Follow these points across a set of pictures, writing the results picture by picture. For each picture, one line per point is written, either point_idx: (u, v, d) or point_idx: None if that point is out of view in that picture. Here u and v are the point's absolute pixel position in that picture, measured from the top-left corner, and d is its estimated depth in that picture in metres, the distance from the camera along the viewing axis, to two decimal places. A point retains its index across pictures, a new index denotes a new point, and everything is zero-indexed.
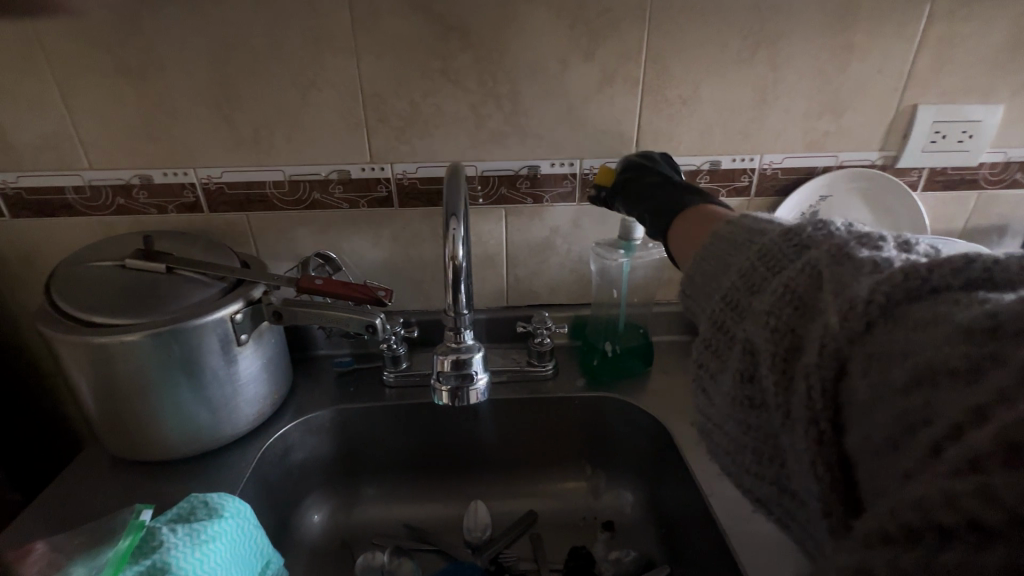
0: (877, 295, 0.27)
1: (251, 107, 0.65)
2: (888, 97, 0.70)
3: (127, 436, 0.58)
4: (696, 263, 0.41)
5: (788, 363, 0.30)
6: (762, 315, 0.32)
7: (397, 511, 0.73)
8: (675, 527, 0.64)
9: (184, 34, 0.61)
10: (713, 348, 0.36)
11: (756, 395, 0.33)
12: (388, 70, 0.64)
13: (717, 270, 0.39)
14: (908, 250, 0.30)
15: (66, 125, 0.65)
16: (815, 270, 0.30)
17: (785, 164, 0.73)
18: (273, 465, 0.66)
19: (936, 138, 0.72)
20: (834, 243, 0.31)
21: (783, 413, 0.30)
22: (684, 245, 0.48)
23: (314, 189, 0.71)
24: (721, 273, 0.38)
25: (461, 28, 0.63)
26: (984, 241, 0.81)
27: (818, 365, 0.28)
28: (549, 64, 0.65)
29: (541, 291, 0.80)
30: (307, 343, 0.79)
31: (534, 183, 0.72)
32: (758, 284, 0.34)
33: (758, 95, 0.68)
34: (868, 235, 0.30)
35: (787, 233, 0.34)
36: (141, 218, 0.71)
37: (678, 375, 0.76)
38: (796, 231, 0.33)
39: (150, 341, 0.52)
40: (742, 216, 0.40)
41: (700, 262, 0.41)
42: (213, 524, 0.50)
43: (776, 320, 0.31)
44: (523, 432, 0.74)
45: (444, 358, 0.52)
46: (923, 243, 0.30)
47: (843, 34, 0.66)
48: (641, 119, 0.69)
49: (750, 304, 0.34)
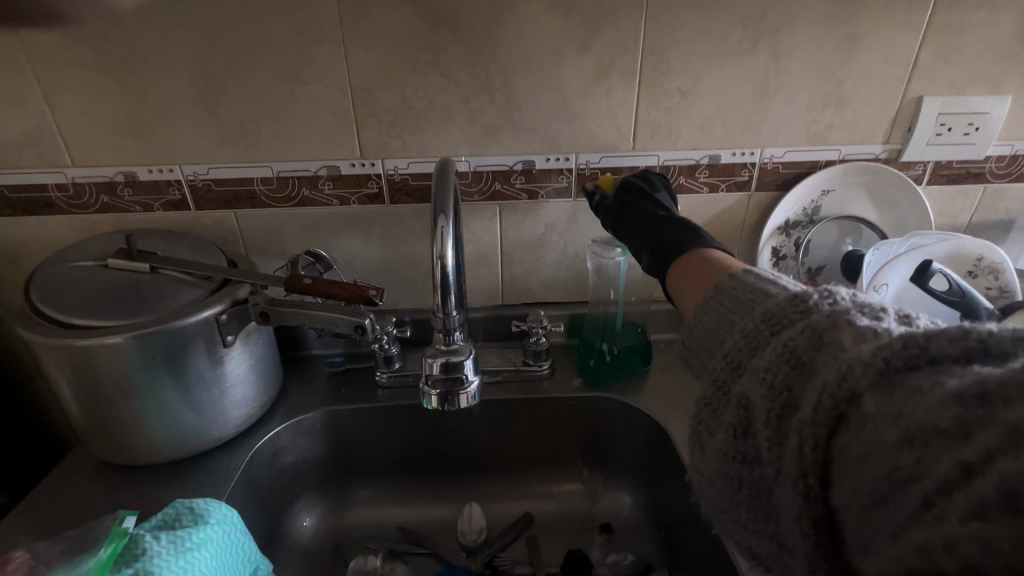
0: (875, 360, 0.26)
1: (237, 102, 0.64)
2: (893, 88, 0.68)
3: (112, 440, 0.56)
4: (696, 317, 0.40)
5: (782, 409, 0.29)
6: (758, 370, 0.31)
7: (390, 514, 0.72)
8: (673, 530, 0.63)
9: (166, 26, 0.60)
10: (711, 404, 0.35)
11: (747, 451, 0.32)
12: (378, 63, 0.63)
13: (717, 329, 0.38)
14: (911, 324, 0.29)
15: (47, 121, 0.63)
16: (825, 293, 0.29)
17: (786, 158, 0.71)
18: (263, 469, 0.64)
19: (942, 131, 0.70)
20: (836, 310, 0.30)
21: (774, 468, 0.29)
22: (683, 290, 0.47)
23: (304, 186, 0.69)
24: (721, 330, 0.37)
25: (453, 20, 0.61)
26: (990, 237, 0.79)
27: (812, 422, 0.27)
28: (544, 56, 0.63)
29: (536, 289, 0.79)
30: (298, 343, 0.77)
31: (529, 179, 0.70)
32: (757, 345, 0.33)
33: (759, 87, 0.66)
34: (870, 305, 0.30)
35: (792, 295, 0.33)
36: (127, 216, 0.69)
37: (677, 374, 0.74)
38: (802, 294, 0.33)
39: (133, 343, 0.51)
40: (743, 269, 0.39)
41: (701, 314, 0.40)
42: (198, 531, 0.49)
43: (774, 376, 0.30)
44: (519, 433, 0.73)
45: (434, 361, 0.51)
46: (924, 318, 0.29)
47: (847, 23, 0.64)
48: (638, 113, 0.67)
49: (749, 355, 0.32)
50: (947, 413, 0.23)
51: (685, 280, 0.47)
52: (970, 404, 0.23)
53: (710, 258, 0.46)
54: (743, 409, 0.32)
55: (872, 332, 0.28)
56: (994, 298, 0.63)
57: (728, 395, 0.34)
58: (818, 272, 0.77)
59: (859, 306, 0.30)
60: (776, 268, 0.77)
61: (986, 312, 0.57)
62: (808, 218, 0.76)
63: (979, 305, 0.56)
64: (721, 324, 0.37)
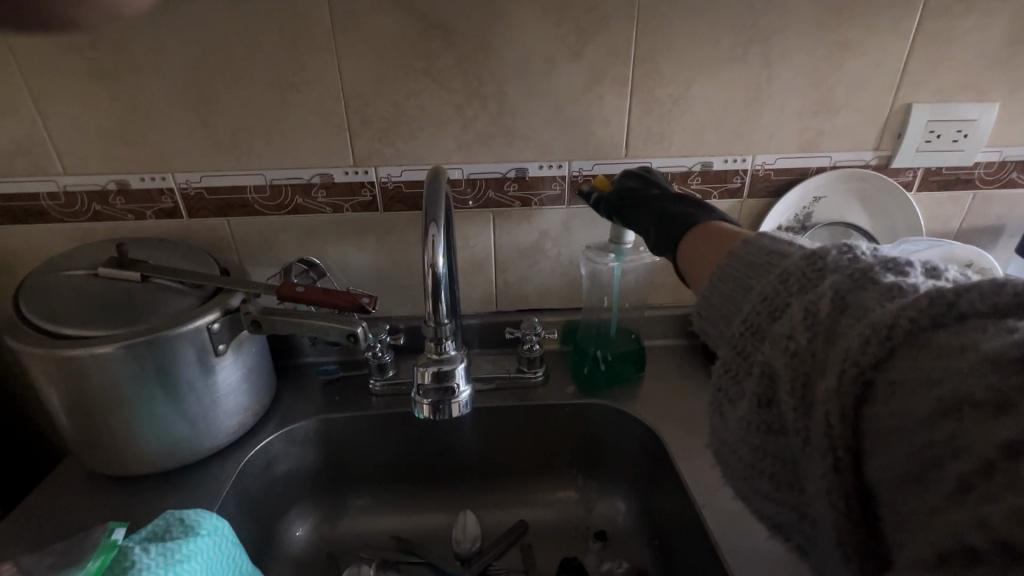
0: (901, 320, 0.26)
1: (230, 109, 0.64)
2: (882, 95, 0.68)
3: (102, 451, 0.56)
4: (711, 286, 0.40)
5: None
6: (781, 339, 0.31)
7: (384, 523, 0.72)
8: (667, 537, 0.63)
9: (158, 35, 0.60)
10: (732, 373, 0.35)
11: (774, 421, 0.32)
12: (371, 71, 0.63)
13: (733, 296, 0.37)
14: (936, 276, 0.28)
15: (38, 129, 0.63)
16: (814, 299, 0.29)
17: (778, 165, 0.72)
18: (255, 478, 0.64)
19: (932, 137, 0.71)
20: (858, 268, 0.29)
21: (803, 438, 0.29)
22: (694, 263, 0.47)
23: (297, 194, 0.69)
24: (739, 296, 0.37)
25: (446, 28, 0.61)
26: (980, 242, 0.80)
27: (837, 391, 0.27)
28: (537, 63, 0.64)
29: (530, 295, 0.79)
30: (292, 351, 0.77)
31: (522, 186, 0.70)
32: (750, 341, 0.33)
33: (750, 94, 0.67)
34: (894, 260, 0.29)
35: (810, 254, 0.32)
36: (119, 225, 0.69)
37: (671, 380, 0.74)
38: (821, 251, 0.32)
39: (123, 352, 0.50)
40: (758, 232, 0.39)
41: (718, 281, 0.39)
42: (188, 543, 0.49)
43: (797, 343, 0.29)
44: (514, 440, 0.72)
45: (425, 370, 0.51)
46: (952, 271, 0.29)
47: (836, 31, 0.64)
48: (631, 120, 0.67)
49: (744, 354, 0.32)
50: (983, 383, 0.22)
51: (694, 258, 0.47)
52: (1004, 366, 0.22)
53: (717, 230, 0.47)
54: (767, 378, 0.32)
55: (897, 289, 0.27)
56: None
57: (751, 361, 0.33)
58: None
59: (888, 265, 0.29)
60: None
61: None
62: (800, 225, 0.76)
63: None
64: (739, 290, 0.37)
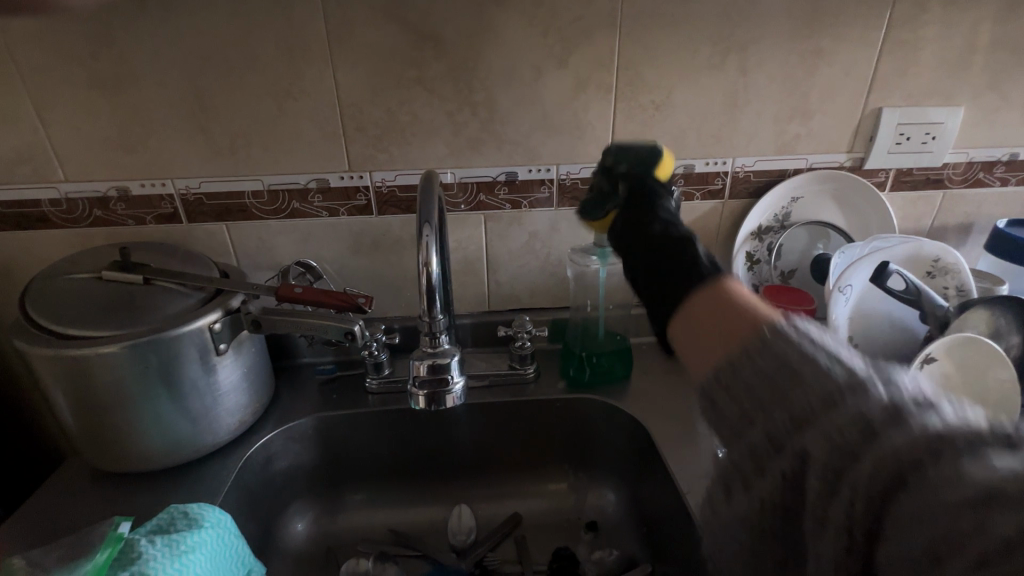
0: (922, 457, 0.26)
1: (229, 116, 0.66)
2: (854, 100, 0.72)
3: (106, 449, 0.58)
4: (719, 391, 0.35)
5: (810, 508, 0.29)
6: (799, 456, 0.30)
7: (382, 516, 0.74)
8: (655, 525, 0.65)
9: (159, 46, 0.62)
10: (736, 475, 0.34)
11: (778, 525, 0.31)
12: (365, 80, 0.65)
13: (746, 400, 0.33)
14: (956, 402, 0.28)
15: (40, 137, 0.65)
16: (863, 422, 0.28)
17: (757, 167, 0.75)
18: (255, 474, 0.66)
19: (902, 140, 0.74)
20: (893, 395, 0.28)
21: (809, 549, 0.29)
22: (699, 339, 0.37)
23: (294, 199, 0.71)
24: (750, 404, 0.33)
25: (437, 38, 0.64)
26: (951, 239, 0.84)
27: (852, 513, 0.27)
28: (524, 72, 0.67)
29: (521, 295, 0.81)
30: (290, 352, 0.79)
31: (512, 189, 0.73)
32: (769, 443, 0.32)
33: (728, 100, 0.70)
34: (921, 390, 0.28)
35: (833, 368, 0.31)
36: (119, 229, 0.71)
37: (658, 376, 0.77)
38: (846, 369, 0.30)
39: (128, 352, 0.52)
40: (776, 328, 0.33)
41: (737, 370, 0.34)
42: (193, 534, 0.51)
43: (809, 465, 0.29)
44: (506, 435, 0.75)
45: (420, 363, 0.53)
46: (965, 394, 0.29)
47: (809, 40, 0.68)
48: (615, 125, 0.70)
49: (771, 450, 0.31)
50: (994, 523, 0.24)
51: (686, 325, 0.39)
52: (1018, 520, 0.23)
53: (727, 296, 0.38)
54: (778, 487, 0.31)
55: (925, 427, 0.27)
56: (951, 297, 0.67)
57: (758, 472, 0.32)
58: (790, 275, 0.81)
59: (886, 378, 0.29)
60: (752, 272, 0.80)
61: (941, 311, 0.60)
62: (780, 224, 0.79)
63: (934, 303, 0.62)
64: (750, 401, 0.33)
